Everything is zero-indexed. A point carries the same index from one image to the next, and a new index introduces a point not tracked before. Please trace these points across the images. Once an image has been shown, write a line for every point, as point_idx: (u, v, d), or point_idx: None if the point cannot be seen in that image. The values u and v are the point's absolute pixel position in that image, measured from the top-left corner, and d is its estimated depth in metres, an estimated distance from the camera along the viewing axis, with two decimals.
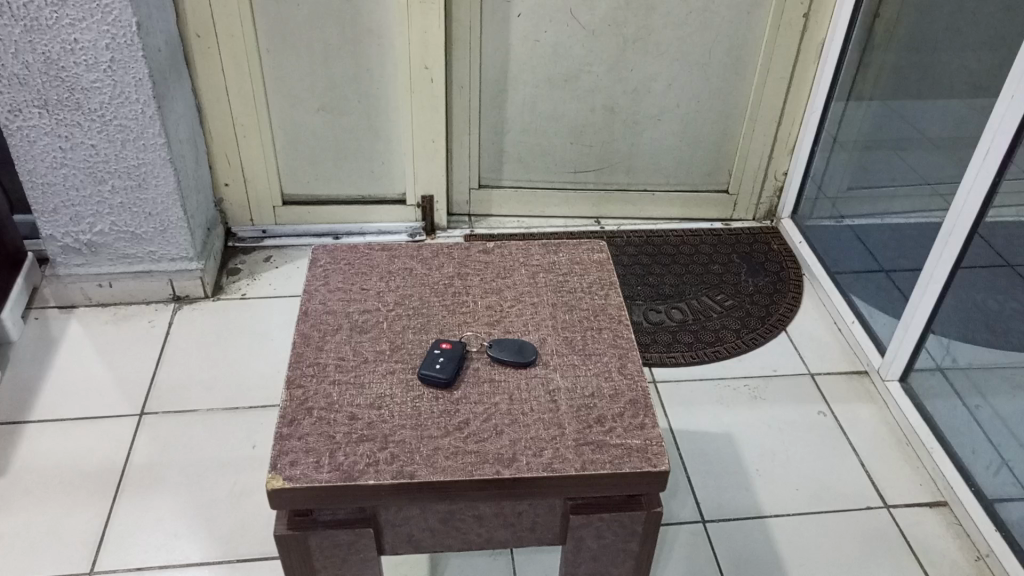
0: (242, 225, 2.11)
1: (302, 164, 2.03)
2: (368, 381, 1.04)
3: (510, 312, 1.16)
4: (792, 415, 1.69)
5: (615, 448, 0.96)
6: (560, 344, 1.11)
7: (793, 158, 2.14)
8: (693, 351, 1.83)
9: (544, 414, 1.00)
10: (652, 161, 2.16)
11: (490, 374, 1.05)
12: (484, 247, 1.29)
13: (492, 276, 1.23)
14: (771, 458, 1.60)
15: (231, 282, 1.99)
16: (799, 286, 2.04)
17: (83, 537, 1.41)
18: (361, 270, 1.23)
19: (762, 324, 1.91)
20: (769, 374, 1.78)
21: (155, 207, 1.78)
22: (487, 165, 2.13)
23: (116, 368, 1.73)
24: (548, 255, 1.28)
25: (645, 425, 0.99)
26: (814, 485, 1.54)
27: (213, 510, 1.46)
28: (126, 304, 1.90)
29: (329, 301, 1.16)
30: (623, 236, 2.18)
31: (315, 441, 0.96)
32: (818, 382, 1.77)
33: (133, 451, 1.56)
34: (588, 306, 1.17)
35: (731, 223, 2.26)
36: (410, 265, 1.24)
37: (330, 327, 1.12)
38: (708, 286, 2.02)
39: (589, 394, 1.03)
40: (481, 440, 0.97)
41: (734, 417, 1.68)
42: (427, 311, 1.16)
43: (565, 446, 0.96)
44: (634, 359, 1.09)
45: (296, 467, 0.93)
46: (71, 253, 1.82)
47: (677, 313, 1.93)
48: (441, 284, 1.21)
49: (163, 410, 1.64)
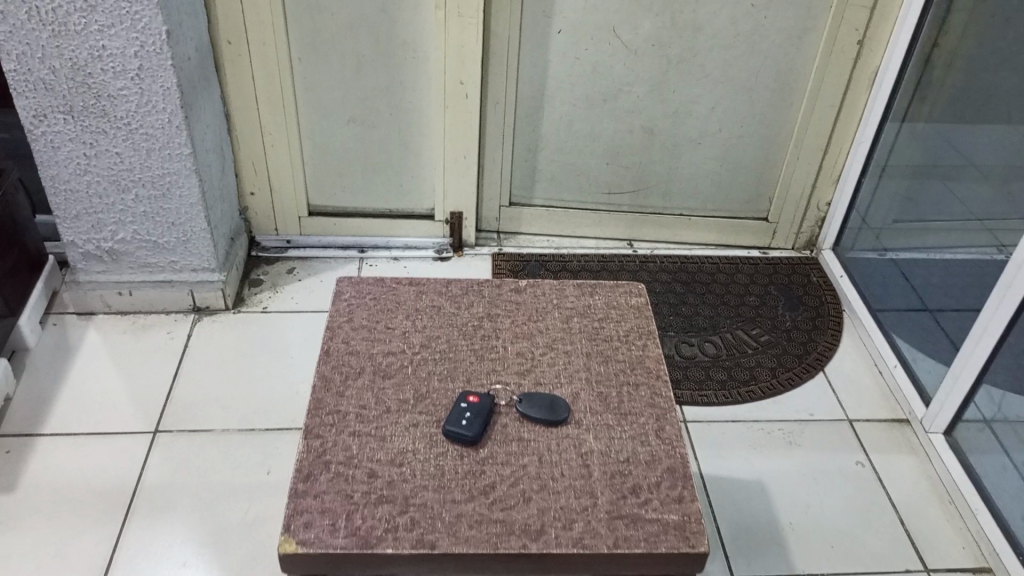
0: (266, 234, 2.06)
1: (330, 175, 1.98)
2: (389, 434, 0.98)
3: (541, 361, 1.09)
4: (829, 464, 1.61)
5: (650, 524, 0.90)
6: (594, 401, 1.04)
7: (838, 188, 2.05)
8: (726, 389, 1.75)
9: (576, 481, 0.94)
10: (690, 186, 2.08)
11: (518, 432, 0.99)
12: (516, 286, 1.23)
13: (523, 318, 1.16)
14: (805, 510, 1.52)
15: (252, 293, 1.94)
16: (839, 323, 1.95)
17: (90, 561, 1.36)
18: (387, 306, 1.17)
19: (799, 363, 1.83)
20: (805, 418, 1.71)
21: (179, 217, 1.73)
22: (519, 182, 2.07)
23: (133, 381, 1.69)
24: (583, 298, 1.21)
25: (683, 498, 0.93)
26: (850, 543, 1.47)
27: (224, 538, 1.41)
28: (146, 313, 1.86)
29: (353, 340, 1.11)
30: (656, 261, 2.11)
31: (332, 501, 0.90)
32: (856, 429, 1.69)
33: (145, 471, 1.52)
34: (624, 357, 1.11)
35: (769, 252, 2.17)
36: (438, 303, 1.18)
37: (352, 370, 1.06)
38: (744, 319, 1.94)
39: (623, 459, 0.97)
40: (508, 508, 0.91)
41: (768, 463, 1.61)
42: (455, 356, 1.10)
43: (597, 519, 0.90)
44: (673, 421, 1.02)
45: (311, 529, 0.87)
46: (92, 260, 1.78)
47: (710, 347, 1.85)
48: (469, 326, 1.15)
49: (178, 428, 1.60)
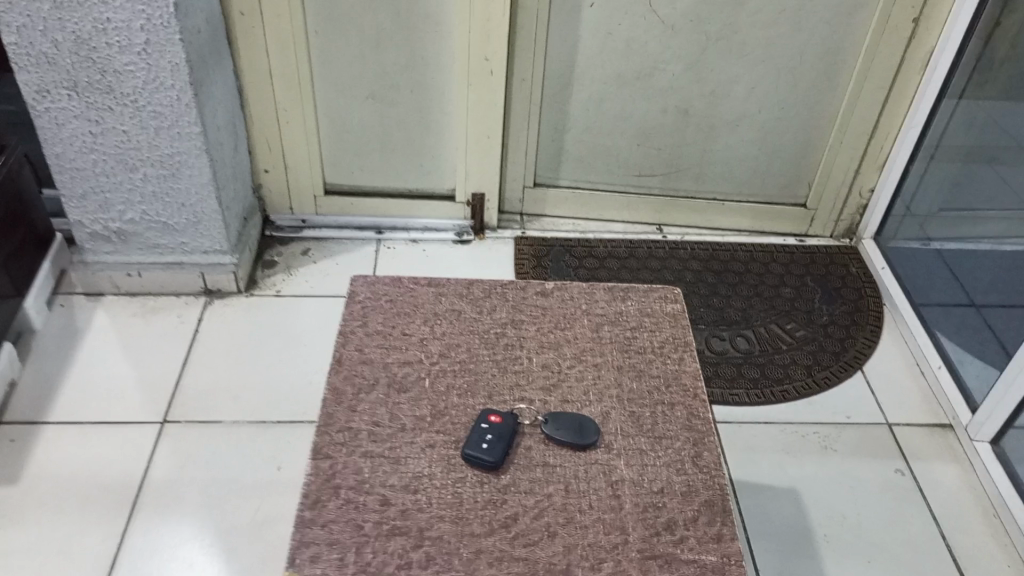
0: (281, 212, 1.98)
1: (347, 153, 1.89)
2: (404, 456, 0.91)
3: (569, 376, 1.01)
4: (867, 472, 1.53)
5: (686, 566, 0.82)
6: (626, 423, 0.96)
7: (883, 175, 1.93)
8: (759, 389, 1.67)
9: (605, 514, 0.87)
10: (724, 169, 1.97)
11: (543, 456, 0.92)
12: (542, 289, 1.14)
13: (550, 326, 1.08)
14: (841, 522, 1.44)
15: (265, 276, 1.87)
16: (879, 318, 1.85)
17: (96, 559, 1.31)
18: (404, 310, 1.09)
19: (836, 362, 1.74)
20: (842, 422, 1.62)
21: (189, 197, 1.66)
22: (545, 163, 1.97)
23: (141, 368, 1.63)
24: (614, 303, 1.13)
25: (722, 538, 0.85)
26: (888, 557, 1.39)
27: (233, 539, 1.36)
28: (156, 295, 1.79)
29: (367, 348, 1.03)
30: (687, 248, 2.01)
31: (341, 532, 0.84)
32: (896, 434, 1.60)
33: (153, 465, 1.46)
34: (658, 372, 1.03)
35: (806, 240, 2.07)
36: (458, 307, 1.10)
37: (365, 382, 0.99)
38: (779, 312, 1.84)
39: (657, 490, 0.89)
40: (531, 544, 0.84)
41: (803, 470, 1.53)
42: (475, 367, 1.02)
43: (629, 559, 0.83)
44: (711, 447, 0.94)
45: (317, 564, 0.81)
46: (99, 240, 1.71)
47: (742, 343, 1.76)
48: (491, 333, 1.07)
49: (187, 419, 1.54)
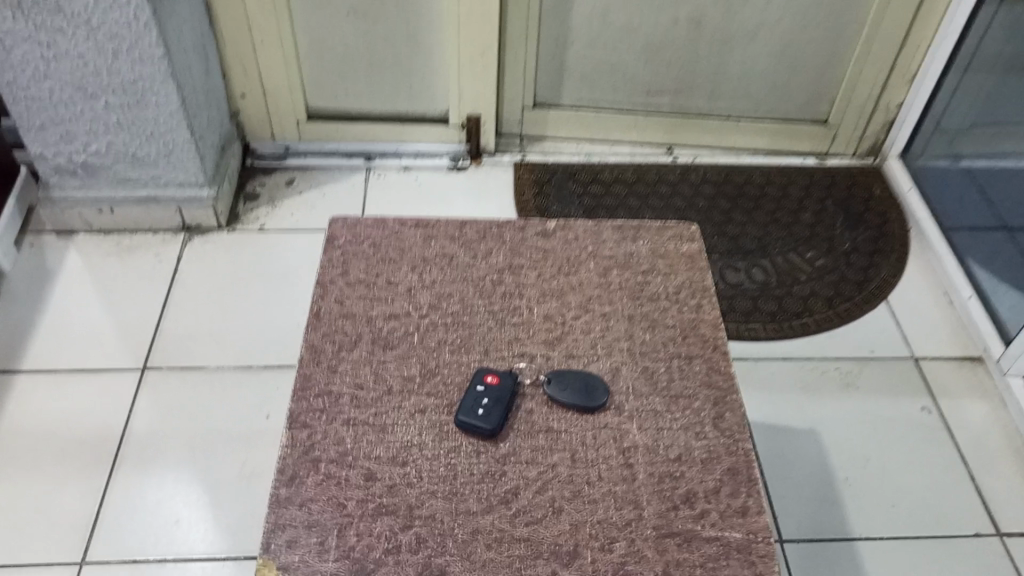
0: (262, 140, 1.84)
1: (330, 74, 1.74)
2: (390, 423, 0.82)
3: (574, 328, 0.91)
4: (891, 410, 1.44)
5: (707, 545, 0.74)
6: (638, 380, 0.86)
7: (913, 88, 1.78)
8: (777, 323, 1.56)
9: (616, 486, 0.78)
10: (740, 85, 1.82)
11: (546, 421, 0.82)
12: (543, 228, 1.03)
13: (552, 272, 0.97)
14: (864, 464, 1.36)
15: (248, 209, 1.75)
16: (904, 244, 1.73)
17: (76, 518, 1.24)
18: (389, 256, 0.98)
19: (858, 292, 1.63)
20: (864, 357, 1.52)
21: (158, 127, 1.52)
22: (546, 81, 1.82)
23: (117, 311, 1.53)
24: (623, 244, 1.01)
25: (746, 511, 0.76)
26: (912, 502, 1.32)
27: (221, 493, 1.28)
28: (131, 232, 1.68)
29: (348, 301, 0.92)
30: (699, 171, 1.87)
31: (320, 512, 0.75)
32: (922, 369, 1.51)
33: (133, 416, 1.37)
34: (673, 322, 0.92)
35: (826, 160, 1.93)
36: (449, 251, 0.99)
37: (346, 339, 0.89)
38: (797, 240, 1.72)
39: (674, 458, 0.80)
40: (534, 522, 0.75)
41: (823, 409, 1.44)
42: (470, 320, 0.91)
43: (643, 538, 0.74)
44: (733, 406, 0.85)
45: (294, 551, 0.72)
46: (65, 174, 1.58)
47: (758, 274, 1.65)
48: (487, 281, 0.96)
49: (167, 365, 1.45)
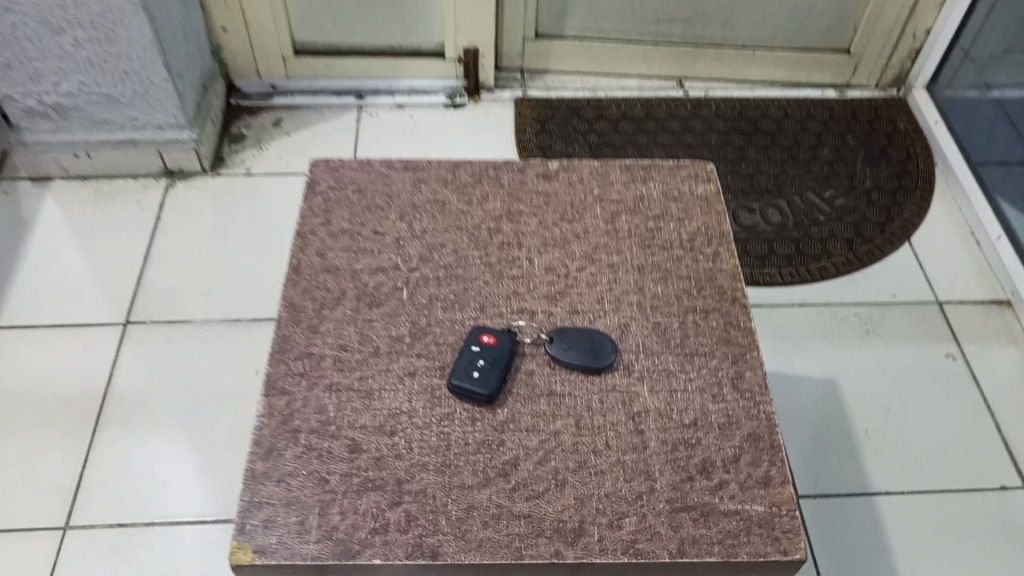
0: (247, 77, 1.74)
1: (316, 5, 1.62)
2: (377, 388, 0.75)
3: (579, 281, 0.83)
4: (914, 358, 1.37)
5: (726, 520, 0.67)
6: (649, 337, 0.79)
7: (945, 12, 1.64)
8: (793, 267, 1.47)
9: (626, 455, 0.71)
10: (756, 12, 1.69)
11: (548, 384, 0.75)
12: (544, 171, 0.94)
13: (554, 218, 0.89)
14: (884, 416, 1.29)
15: (233, 152, 1.65)
16: (928, 181, 1.63)
17: (59, 481, 1.19)
18: (375, 202, 0.89)
19: (880, 233, 1.54)
20: (885, 302, 1.44)
21: (131, 64, 1.41)
22: (548, 10, 1.69)
23: (98, 263, 1.46)
24: (633, 187, 0.92)
25: (769, 482, 0.69)
26: (935, 454, 1.25)
27: (209, 453, 1.23)
28: (111, 178, 1.59)
29: (330, 253, 0.84)
30: (711, 106, 1.76)
31: (300, 488, 0.68)
32: (947, 314, 1.43)
33: (117, 373, 1.31)
34: (688, 273, 0.84)
35: (847, 92, 1.81)
36: (442, 196, 0.90)
37: (328, 296, 0.81)
38: (816, 178, 1.62)
39: (689, 423, 0.73)
40: (535, 497, 0.68)
41: (842, 357, 1.36)
42: (464, 273, 0.83)
43: (655, 513, 0.67)
44: (754, 366, 0.77)
45: (271, 532, 0.66)
46: (37, 117, 1.49)
47: (774, 214, 1.55)
48: (483, 229, 0.87)
49: (152, 319, 1.38)
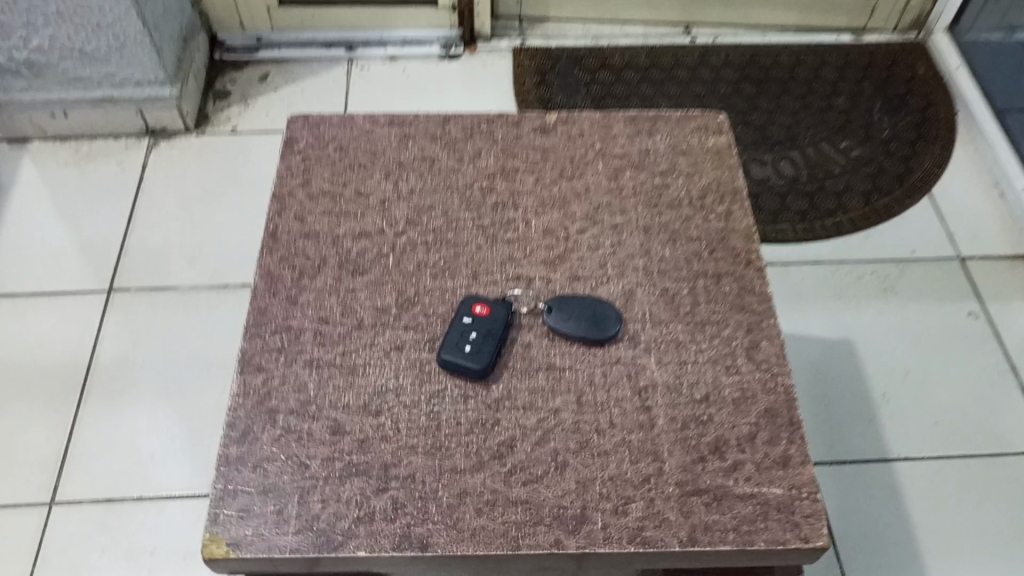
0: (231, 30, 1.65)
1: None
2: (361, 364, 0.69)
3: (580, 245, 0.77)
4: (933, 317, 1.30)
5: (741, 504, 0.62)
6: (657, 305, 0.73)
7: None
8: (807, 222, 1.40)
9: (632, 434, 0.65)
10: None
11: (547, 358, 0.69)
12: (541, 124, 0.87)
13: (553, 176, 0.82)
14: (903, 378, 1.23)
15: (218, 109, 1.57)
16: (949, 128, 1.55)
17: (42, 456, 1.14)
18: (359, 161, 0.82)
19: (899, 186, 1.46)
20: (904, 258, 1.37)
21: (104, 17, 1.33)
22: None
23: (79, 227, 1.39)
24: (638, 140, 0.85)
25: (788, 462, 0.64)
26: (956, 417, 1.19)
27: (199, 425, 1.18)
28: (90, 138, 1.52)
29: (310, 217, 0.78)
30: (720, 53, 1.67)
31: (278, 475, 0.63)
32: (969, 270, 1.36)
33: (101, 342, 1.26)
34: (698, 234, 0.77)
35: (863, 37, 1.72)
36: (431, 153, 0.84)
37: (308, 264, 0.75)
38: (831, 128, 1.54)
39: (700, 398, 0.67)
40: (533, 481, 0.63)
41: (859, 317, 1.30)
42: (455, 237, 0.77)
43: (665, 497, 0.62)
44: (770, 335, 0.71)
45: (247, 523, 0.60)
46: (8, 75, 1.41)
47: (787, 167, 1.48)
48: (475, 188, 0.81)
49: (136, 286, 1.32)
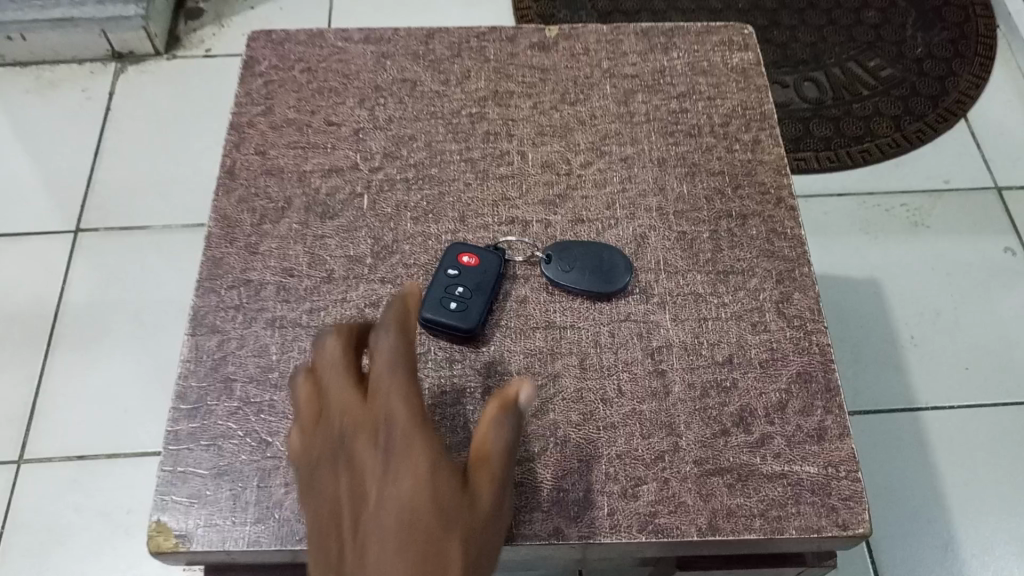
0: None
1: None
2: (331, 323, 0.59)
3: (584, 181, 0.66)
4: (968, 253, 1.20)
5: (769, 486, 0.53)
6: (673, 251, 0.63)
7: None
8: (832, 150, 1.28)
9: (643, 405, 0.56)
10: None
11: (546, 315, 0.60)
12: (540, 40, 0.75)
13: (552, 101, 0.71)
14: (934, 320, 1.14)
15: (190, 30, 1.44)
16: (989, 45, 1.41)
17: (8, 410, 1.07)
18: (329, 85, 0.72)
19: (933, 108, 1.33)
20: (937, 189, 1.26)
21: None
22: None
23: (42, 162, 1.29)
24: (651, 58, 0.74)
25: (823, 435, 0.55)
26: (992, 362, 1.10)
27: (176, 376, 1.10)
28: (53, 64, 1.39)
29: (273, 151, 0.68)
30: None
31: (235, 454, 0.54)
32: (1008, 201, 1.25)
33: (68, 287, 1.17)
34: (721, 168, 0.67)
35: None
36: (412, 75, 0.72)
37: (270, 207, 0.65)
38: (860, 45, 1.41)
39: (723, 361, 0.58)
40: (529, 461, 0.54)
41: (888, 254, 1.20)
42: (440, 173, 0.67)
43: (682, 478, 0.53)
44: (804, 286, 0.61)
45: (198, 512, 0.52)
46: None
47: (811, 89, 1.35)
48: (463, 116, 0.70)
49: (105, 226, 1.22)
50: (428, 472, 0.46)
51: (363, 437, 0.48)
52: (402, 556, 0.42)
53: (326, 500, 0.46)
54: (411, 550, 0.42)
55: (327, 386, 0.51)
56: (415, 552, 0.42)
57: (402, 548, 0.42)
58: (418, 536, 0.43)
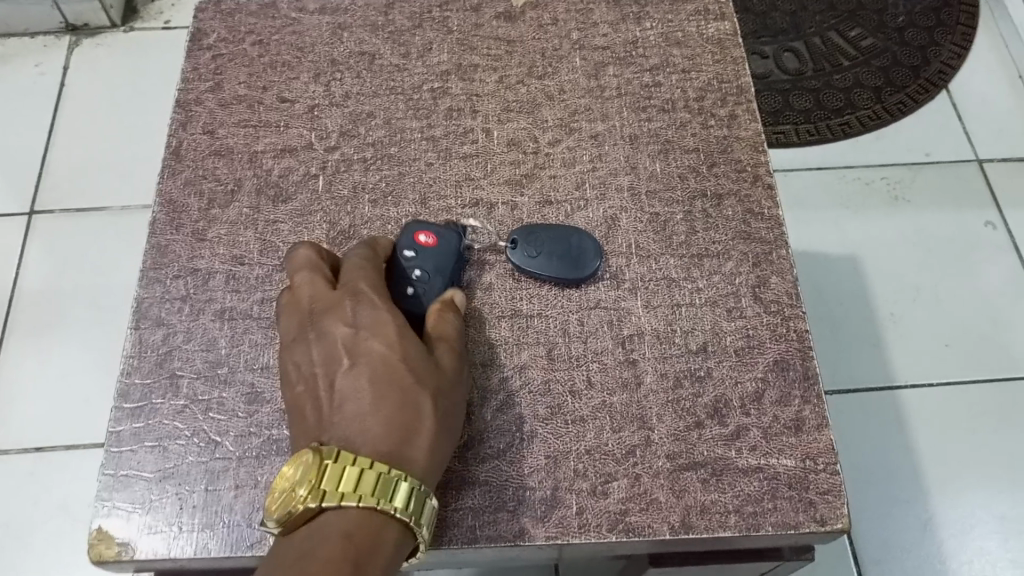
0: None
1: None
2: None
3: (552, 160, 0.63)
4: (948, 228, 1.18)
5: (745, 481, 0.51)
6: (646, 233, 0.60)
7: None
8: (811, 123, 1.26)
9: (614, 397, 0.54)
10: None
11: (512, 303, 0.57)
12: (505, 9, 0.71)
13: (519, 75, 0.67)
14: (914, 296, 1.12)
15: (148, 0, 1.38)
16: (972, 12, 1.38)
17: None
18: (282, 60, 0.67)
19: (914, 79, 1.30)
20: (917, 162, 1.23)
21: None
22: None
23: None
24: (622, 29, 0.70)
25: (801, 427, 0.53)
26: (972, 337, 1.08)
27: None
28: (4, 37, 1.33)
29: (222, 130, 0.64)
30: None
31: (182, 455, 0.51)
32: (989, 174, 1.22)
33: (23, 273, 1.12)
34: (696, 146, 0.64)
35: None
36: (371, 49, 0.68)
37: (219, 190, 0.61)
38: (840, 13, 1.37)
39: (697, 350, 0.55)
40: (493, 459, 0.51)
41: (867, 229, 1.18)
42: (401, 152, 0.63)
43: (654, 474, 0.51)
44: (782, 269, 0.59)
45: (143, 517, 0.49)
46: None
47: (790, 60, 1.32)
48: (425, 92, 0.66)
49: (61, 208, 1.17)
50: (394, 341, 0.49)
51: (331, 317, 0.51)
52: (376, 414, 0.46)
53: (300, 378, 0.50)
54: (384, 408, 0.47)
55: (301, 279, 0.53)
56: (388, 408, 0.47)
57: (376, 407, 0.47)
58: (387, 395, 0.47)
